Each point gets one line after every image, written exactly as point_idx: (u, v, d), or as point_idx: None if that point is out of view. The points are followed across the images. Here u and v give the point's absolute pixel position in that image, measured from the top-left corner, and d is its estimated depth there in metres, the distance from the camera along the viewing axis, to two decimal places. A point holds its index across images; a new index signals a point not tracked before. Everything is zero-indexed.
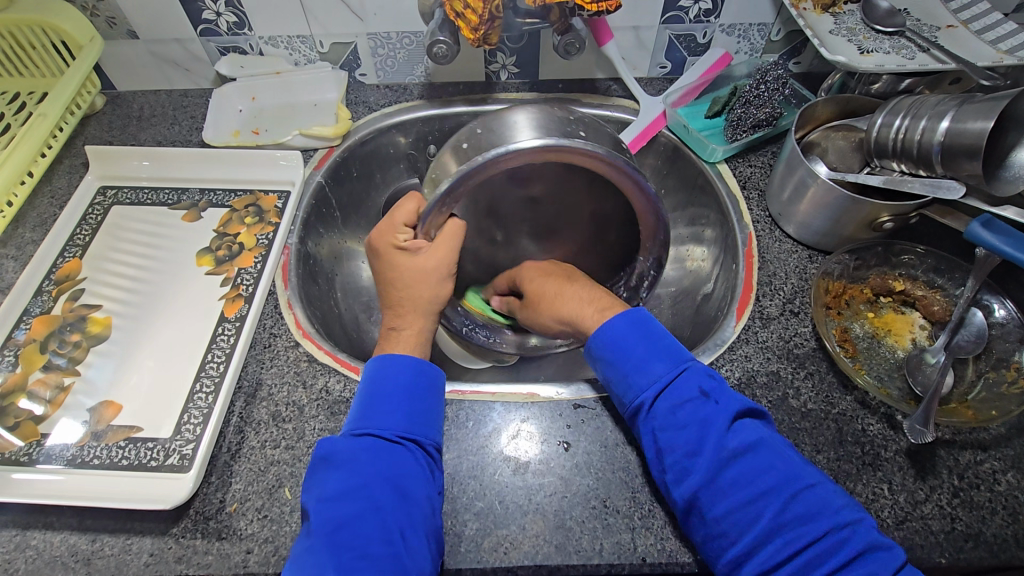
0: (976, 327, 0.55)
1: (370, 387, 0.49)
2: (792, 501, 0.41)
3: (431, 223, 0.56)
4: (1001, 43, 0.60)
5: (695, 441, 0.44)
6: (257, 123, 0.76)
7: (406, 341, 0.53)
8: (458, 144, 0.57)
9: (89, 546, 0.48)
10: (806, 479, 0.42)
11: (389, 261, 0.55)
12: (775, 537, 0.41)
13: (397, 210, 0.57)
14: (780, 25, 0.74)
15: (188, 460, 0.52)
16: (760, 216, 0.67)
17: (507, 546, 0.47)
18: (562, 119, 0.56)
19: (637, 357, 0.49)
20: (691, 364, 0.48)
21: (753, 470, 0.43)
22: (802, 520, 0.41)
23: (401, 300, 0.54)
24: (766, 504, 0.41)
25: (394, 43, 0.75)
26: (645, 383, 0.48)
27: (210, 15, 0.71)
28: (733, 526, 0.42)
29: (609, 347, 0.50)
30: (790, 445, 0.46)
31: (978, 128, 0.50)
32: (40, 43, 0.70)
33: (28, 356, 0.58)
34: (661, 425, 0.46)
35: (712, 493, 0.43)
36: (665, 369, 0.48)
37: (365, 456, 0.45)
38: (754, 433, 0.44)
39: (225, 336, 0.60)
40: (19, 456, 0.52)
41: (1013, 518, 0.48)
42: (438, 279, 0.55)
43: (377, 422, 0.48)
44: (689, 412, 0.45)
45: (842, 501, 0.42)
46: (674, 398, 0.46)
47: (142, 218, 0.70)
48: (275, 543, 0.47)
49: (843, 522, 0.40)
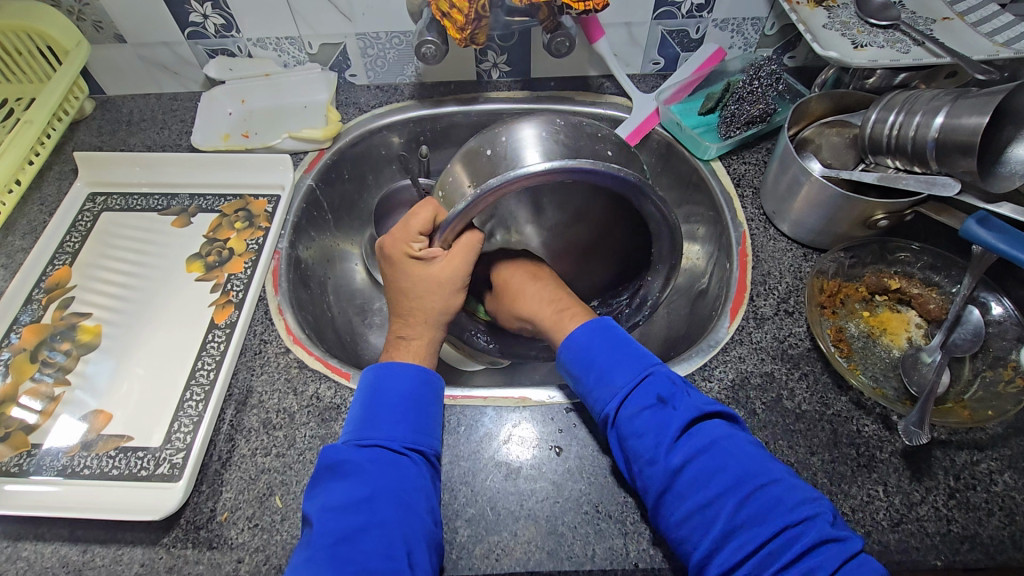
0: (972, 325, 0.55)
1: (375, 395, 0.49)
2: (746, 500, 0.41)
3: (451, 232, 0.52)
4: (998, 35, 0.59)
5: (651, 448, 0.44)
6: (246, 126, 0.75)
7: (415, 350, 0.53)
8: (477, 151, 0.55)
9: (80, 557, 0.47)
10: (761, 477, 0.42)
11: (407, 274, 0.54)
12: (732, 537, 0.40)
13: (414, 218, 0.53)
14: (774, 19, 0.73)
15: (178, 469, 0.52)
16: (754, 213, 0.66)
17: (499, 552, 0.47)
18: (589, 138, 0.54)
19: (598, 369, 0.49)
20: (653, 370, 0.48)
21: (706, 473, 0.42)
22: (756, 519, 0.40)
23: (413, 310, 0.54)
24: (719, 505, 0.41)
25: (383, 44, 0.74)
26: (607, 395, 0.48)
27: (197, 17, 0.70)
28: (693, 530, 0.41)
29: (574, 360, 0.51)
30: (754, 442, 0.45)
31: (973, 123, 0.49)
32: (26, 48, 0.70)
33: (19, 366, 0.58)
34: (624, 434, 0.46)
35: (671, 499, 0.43)
36: (624, 380, 0.48)
37: (370, 468, 0.45)
38: (706, 438, 0.44)
39: (215, 343, 0.59)
40: (10, 467, 0.52)
41: (1010, 519, 0.47)
42: (453, 290, 0.54)
43: (383, 432, 0.47)
44: (645, 420, 0.45)
45: (801, 497, 0.41)
46: (633, 406, 0.46)
47: (134, 225, 0.70)
48: (265, 552, 0.47)
49: (797, 518, 0.39)
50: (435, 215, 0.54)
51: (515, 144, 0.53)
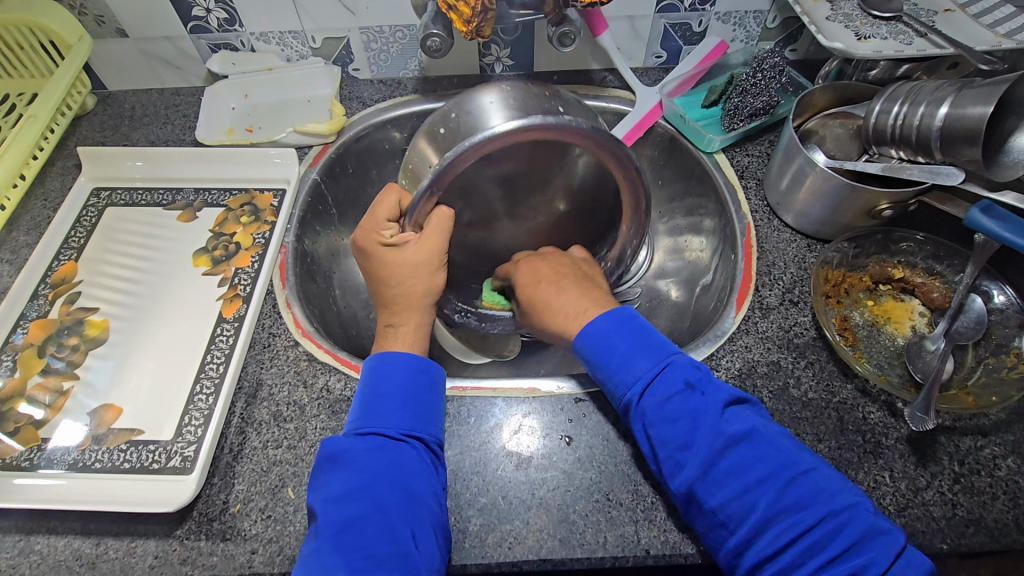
0: (975, 313, 0.55)
1: (373, 386, 0.49)
2: (790, 488, 0.41)
3: (420, 214, 0.54)
4: (999, 26, 0.60)
5: (685, 433, 0.43)
6: (250, 120, 0.75)
7: (404, 337, 0.53)
8: (435, 127, 0.56)
9: (93, 550, 0.48)
10: (801, 465, 0.42)
11: (380, 260, 0.54)
12: (772, 525, 0.40)
13: (378, 206, 0.54)
14: (776, 12, 0.73)
15: (190, 462, 0.52)
16: (758, 205, 0.66)
17: (512, 540, 0.48)
18: (540, 95, 0.55)
19: (620, 352, 0.47)
20: (675, 357, 0.47)
21: (746, 462, 0.42)
22: (800, 507, 0.40)
23: (396, 297, 0.54)
24: (762, 491, 0.41)
25: (387, 37, 0.74)
26: (630, 379, 0.46)
27: (200, 11, 0.70)
28: (731, 516, 0.41)
29: (592, 345, 0.49)
30: (782, 430, 0.45)
31: (977, 113, 0.50)
32: (28, 43, 0.69)
33: (27, 361, 0.58)
34: (649, 420, 0.45)
35: (707, 485, 0.42)
36: (648, 365, 0.46)
37: (369, 456, 0.45)
38: (748, 423, 0.43)
39: (224, 337, 0.60)
40: (21, 461, 0.52)
41: (1013, 502, 0.48)
42: (431, 270, 0.54)
43: (380, 420, 0.47)
44: (676, 405, 0.44)
45: (839, 484, 0.41)
46: (661, 392, 0.45)
47: (138, 219, 0.70)
48: (279, 544, 0.47)
49: (839, 506, 0.40)
50: (400, 199, 0.54)
51: (478, 108, 0.54)
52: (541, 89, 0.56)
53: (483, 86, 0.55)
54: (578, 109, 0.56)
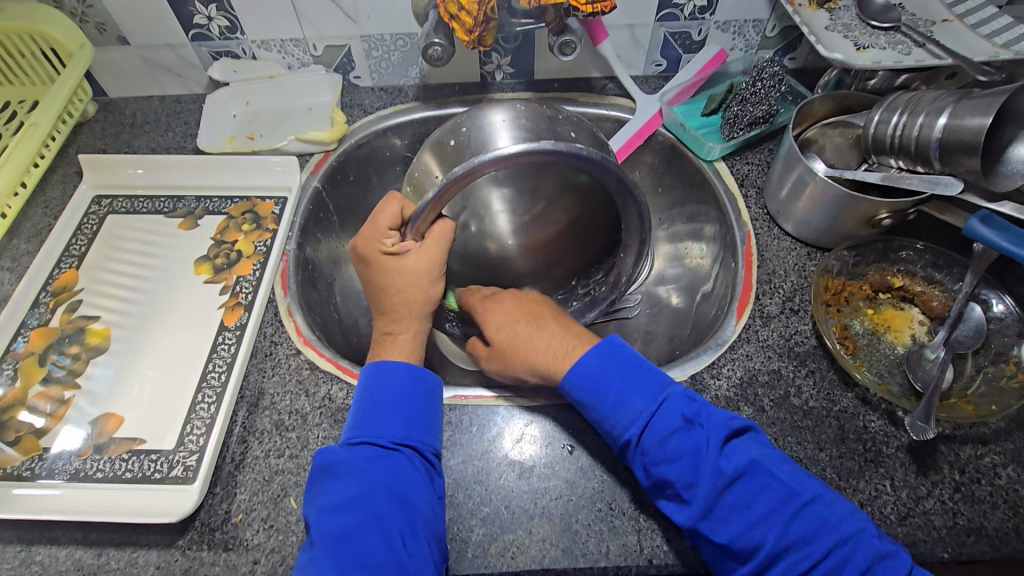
0: (974, 322, 0.56)
1: (369, 398, 0.49)
2: (796, 519, 0.41)
3: (422, 223, 0.52)
4: (996, 37, 0.60)
5: (687, 472, 0.43)
6: (250, 128, 0.75)
7: (403, 346, 0.54)
8: (442, 140, 0.56)
9: (95, 560, 0.47)
10: (803, 495, 0.42)
11: (380, 268, 0.54)
12: (784, 557, 0.40)
13: (380, 213, 0.53)
14: (775, 21, 0.73)
15: (191, 472, 0.52)
16: (758, 213, 0.67)
17: (514, 550, 0.48)
18: (551, 118, 0.56)
19: (613, 396, 0.48)
20: (669, 393, 0.47)
21: (749, 497, 0.42)
22: (808, 537, 0.40)
23: (396, 305, 0.54)
24: (767, 527, 0.41)
25: (388, 45, 0.74)
26: (627, 421, 0.46)
27: (202, 19, 0.70)
28: (743, 548, 0.41)
29: (584, 388, 0.49)
30: (786, 457, 0.45)
31: (976, 125, 0.50)
32: (29, 50, 0.69)
33: (27, 369, 0.58)
34: (650, 460, 0.45)
35: (714, 523, 0.42)
36: (643, 404, 0.47)
37: (364, 466, 0.45)
38: (748, 455, 0.43)
39: (226, 345, 0.59)
40: (21, 471, 0.52)
41: (1013, 511, 0.48)
42: (432, 279, 0.54)
43: (375, 430, 0.48)
44: (676, 443, 0.45)
45: (845, 510, 0.41)
46: (659, 431, 0.45)
47: (138, 228, 0.70)
48: (281, 554, 0.47)
49: (845, 536, 0.40)
50: (404, 207, 0.53)
51: (489, 128, 0.55)
52: (552, 112, 0.56)
53: (494, 103, 0.56)
54: (587, 134, 0.57)
